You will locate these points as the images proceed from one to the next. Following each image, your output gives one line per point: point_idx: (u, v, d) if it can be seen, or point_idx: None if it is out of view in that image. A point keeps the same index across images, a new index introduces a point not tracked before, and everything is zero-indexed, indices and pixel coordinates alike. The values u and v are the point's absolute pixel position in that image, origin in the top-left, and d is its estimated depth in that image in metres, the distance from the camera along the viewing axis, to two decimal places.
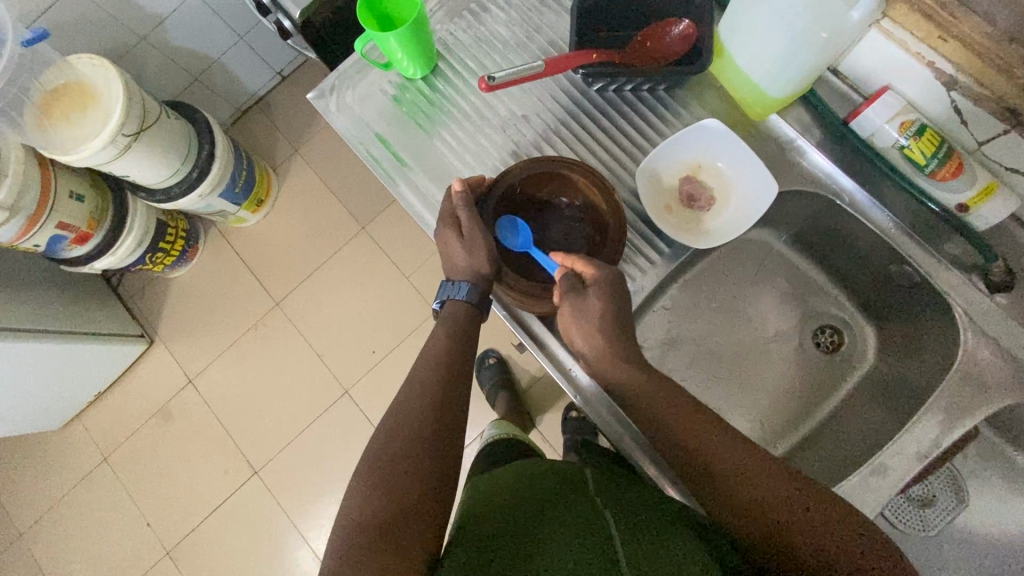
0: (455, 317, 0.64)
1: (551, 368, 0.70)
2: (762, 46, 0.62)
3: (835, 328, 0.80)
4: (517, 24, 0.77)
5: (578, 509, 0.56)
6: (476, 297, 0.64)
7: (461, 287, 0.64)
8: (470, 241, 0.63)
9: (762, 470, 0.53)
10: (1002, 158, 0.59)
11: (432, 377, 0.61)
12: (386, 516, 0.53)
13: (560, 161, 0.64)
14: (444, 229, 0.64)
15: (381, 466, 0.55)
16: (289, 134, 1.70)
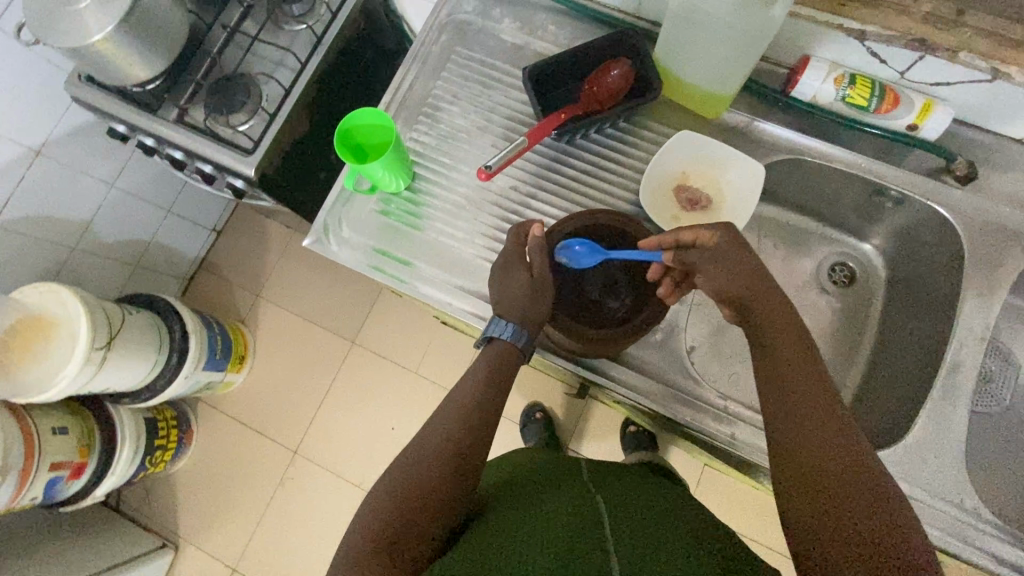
0: (504, 358, 0.65)
1: (637, 400, 0.72)
2: (704, 57, 0.69)
3: (842, 262, 0.88)
4: (471, 111, 0.82)
5: (585, 487, 0.63)
6: (526, 340, 0.66)
7: (518, 332, 0.66)
8: (524, 306, 0.66)
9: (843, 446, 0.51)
10: (925, 79, 0.69)
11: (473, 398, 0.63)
12: (391, 516, 0.55)
13: (599, 216, 0.71)
14: (511, 268, 0.68)
15: (401, 474, 0.57)
16: (244, 283, 1.66)
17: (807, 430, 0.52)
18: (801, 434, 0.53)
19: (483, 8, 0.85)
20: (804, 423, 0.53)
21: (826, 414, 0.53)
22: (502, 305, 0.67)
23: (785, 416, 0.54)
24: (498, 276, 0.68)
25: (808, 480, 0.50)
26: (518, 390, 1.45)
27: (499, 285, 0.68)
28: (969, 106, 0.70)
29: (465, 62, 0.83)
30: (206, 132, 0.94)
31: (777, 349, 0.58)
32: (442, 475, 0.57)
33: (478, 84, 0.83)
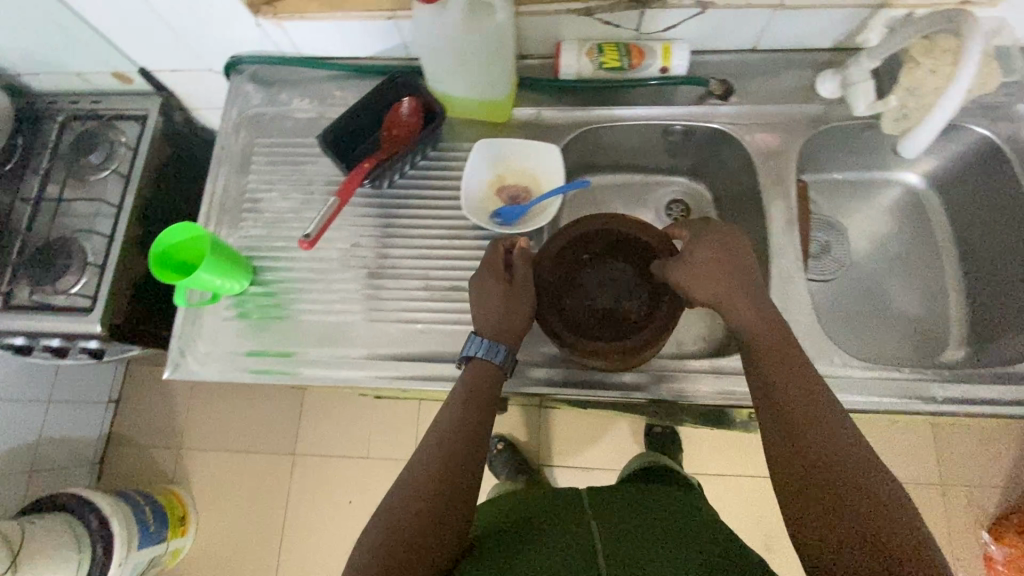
0: (480, 377, 0.66)
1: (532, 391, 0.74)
2: (467, 73, 0.75)
3: (678, 199, 0.94)
4: (290, 190, 0.84)
5: (581, 514, 0.67)
6: (505, 358, 0.67)
7: (496, 349, 0.67)
8: (501, 324, 0.68)
9: (841, 449, 0.54)
10: (657, 28, 0.78)
11: (447, 453, 0.61)
12: (394, 531, 0.56)
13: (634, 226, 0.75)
14: (494, 278, 0.71)
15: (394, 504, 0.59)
16: (161, 441, 1.56)
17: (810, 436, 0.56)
18: (805, 438, 0.56)
19: (269, 97, 0.88)
20: (804, 422, 0.56)
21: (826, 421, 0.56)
22: (484, 320, 0.69)
23: (795, 435, 0.56)
24: (478, 291, 0.70)
25: (812, 481, 0.53)
26: None
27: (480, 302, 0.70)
28: (702, 38, 0.81)
29: (269, 149, 0.86)
30: (39, 307, 0.90)
31: (774, 365, 0.61)
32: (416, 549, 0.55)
33: (288, 165, 0.85)
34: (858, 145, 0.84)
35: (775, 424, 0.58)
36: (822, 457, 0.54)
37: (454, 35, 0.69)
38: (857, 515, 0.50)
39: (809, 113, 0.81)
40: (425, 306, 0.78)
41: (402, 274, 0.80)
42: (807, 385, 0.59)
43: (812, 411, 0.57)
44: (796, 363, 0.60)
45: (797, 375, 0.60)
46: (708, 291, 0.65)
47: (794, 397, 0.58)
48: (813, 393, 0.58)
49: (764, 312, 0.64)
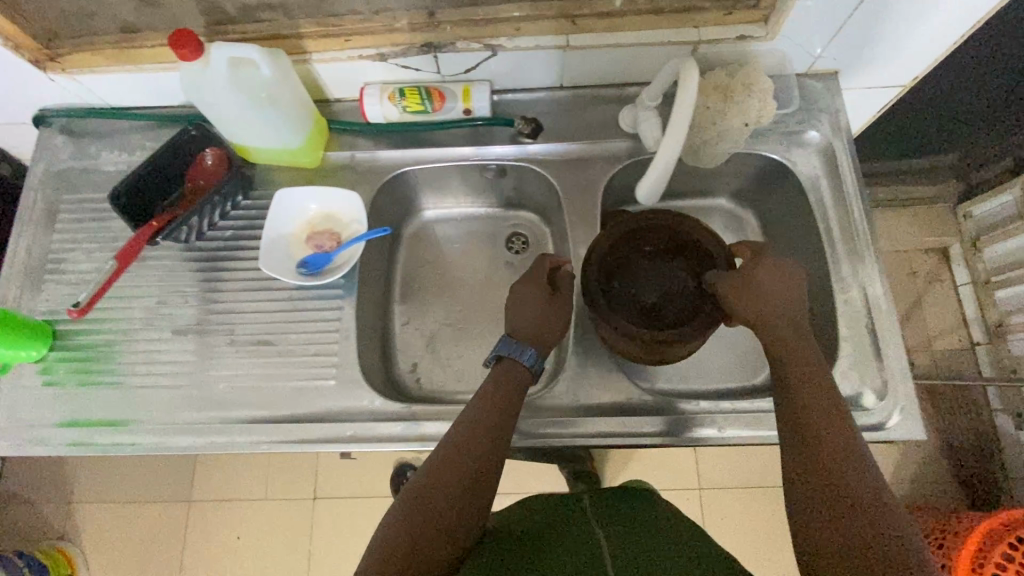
0: (510, 376, 0.68)
1: (327, 447, 0.71)
2: (252, 130, 0.73)
3: (517, 232, 0.95)
4: (94, 248, 0.81)
5: (584, 516, 0.65)
6: (534, 361, 0.70)
7: (525, 351, 0.70)
8: (535, 330, 0.72)
9: (851, 460, 0.57)
10: (456, 70, 0.78)
11: (479, 443, 0.63)
12: (414, 539, 0.56)
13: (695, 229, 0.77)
14: (533, 286, 0.74)
15: (415, 506, 0.59)
16: (48, 496, 1.50)
17: (827, 446, 0.58)
18: (826, 451, 0.58)
19: (78, 151, 0.86)
20: (825, 439, 0.59)
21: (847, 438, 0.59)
22: (516, 323, 0.72)
23: (812, 449, 0.59)
24: (518, 296, 0.73)
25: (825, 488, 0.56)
26: None
27: (519, 309, 0.72)
28: (505, 77, 0.81)
29: (75, 206, 0.83)
30: None
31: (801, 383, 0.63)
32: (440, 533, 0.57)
33: (94, 222, 0.82)
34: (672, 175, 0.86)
35: (796, 439, 0.61)
36: (834, 473, 0.57)
37: (223, 97, 0.67)
38: (859, 529, 0.52)
39: (615, 148, 0.82)
40: (228, 363, 0.76)
41: (205, 331, 0.77)
42: (833, 407, 0.61)
43: (833, 431, 0.59)
44: (821, 386, 0.63)
45: (826, 399, 0.62)
46: (764, 305, 0.68)
47: (819, 418, 0.61)
48: (836, 411, 0.61)
49: (802, 333, 0.67)
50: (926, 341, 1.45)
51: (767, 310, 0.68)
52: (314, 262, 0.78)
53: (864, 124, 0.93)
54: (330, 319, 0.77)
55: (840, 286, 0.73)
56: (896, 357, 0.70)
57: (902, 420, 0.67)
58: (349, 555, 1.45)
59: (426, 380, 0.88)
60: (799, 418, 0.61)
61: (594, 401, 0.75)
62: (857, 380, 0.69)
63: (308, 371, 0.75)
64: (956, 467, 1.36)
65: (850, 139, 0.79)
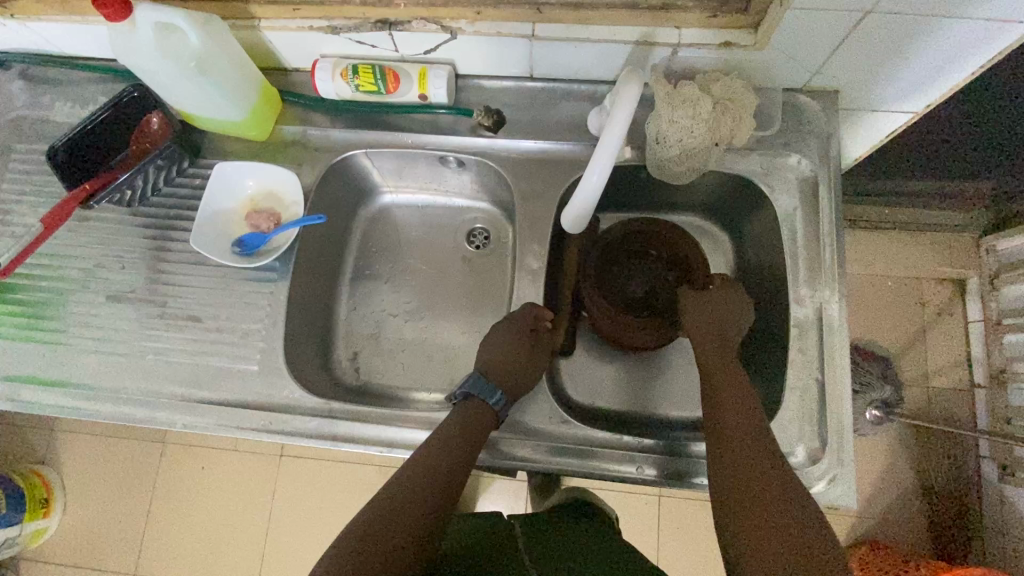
0: (477, 414, 0.68)
1: (240, 433, 0.70)
2: (186, 98, 0.70)
3: (479, 226, 0.91)
4: (39, 202, 0.80)
5: (525, 550, 0.71)
6: (501, 406, 0.69)
7: (493, 393, 0.69)
8: (508, 372, 0.71)
9: (778, 470, 0.56)
10: (414, 51, 0.73)
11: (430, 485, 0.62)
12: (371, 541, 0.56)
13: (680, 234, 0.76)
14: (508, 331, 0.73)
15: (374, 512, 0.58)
16: (34, 422, 1.57)
17: (743, 450, 0.58)
18: (747, 466, 0.56)
19: (33, 99, 0.83)
20: (743, 452, 0.58)
21: (753, 434, 0.59)
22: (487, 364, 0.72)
23: (735, 465, 0.57)
24: (498, 334, 0.73)
25: (742, 485, 0.55)
26: None
27: (497, 351, 0.73)
28: (469, 62, 0.75)
29: (26, 156, 0.82)
30: None
31: (722, 401, 0.63)
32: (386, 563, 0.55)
33: (42, 175, 0.81)
34: (642, 186, 0.80)
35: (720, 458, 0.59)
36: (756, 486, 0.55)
37: (148, 62, 0.64)
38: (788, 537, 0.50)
39: (580, 151, 0.76)
40: (156, 336, 0.75)
41: (139, 301, 0.76)
42: (750, 418, 0.61)
43: (752, 445, 0.58)
44: (740, 402, 0.62)
45: (743, 412, 0.61)
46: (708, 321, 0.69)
47: (737, 431, 0.60)
48: (754, 423, 0.60)
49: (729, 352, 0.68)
50: (923, 377, 1.33)
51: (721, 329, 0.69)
52: (248, 243, 0.76)
53: (867, 149, 0.84)
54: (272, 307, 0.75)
55: (797, 330, 0.68)
56: (843, 416, 0.64)
57: (834, 485, 0.63)
58: (307, 514, 1.49)
59: (366, 370, 0.86)
60: (722, 437, 0.60)
61: (524, 420, 0.73)
62: (795, 435, 0.65)
63: (233, 354, 0.73)
64: (930, 513, 1.28)
65: (837, 167, 0.71)
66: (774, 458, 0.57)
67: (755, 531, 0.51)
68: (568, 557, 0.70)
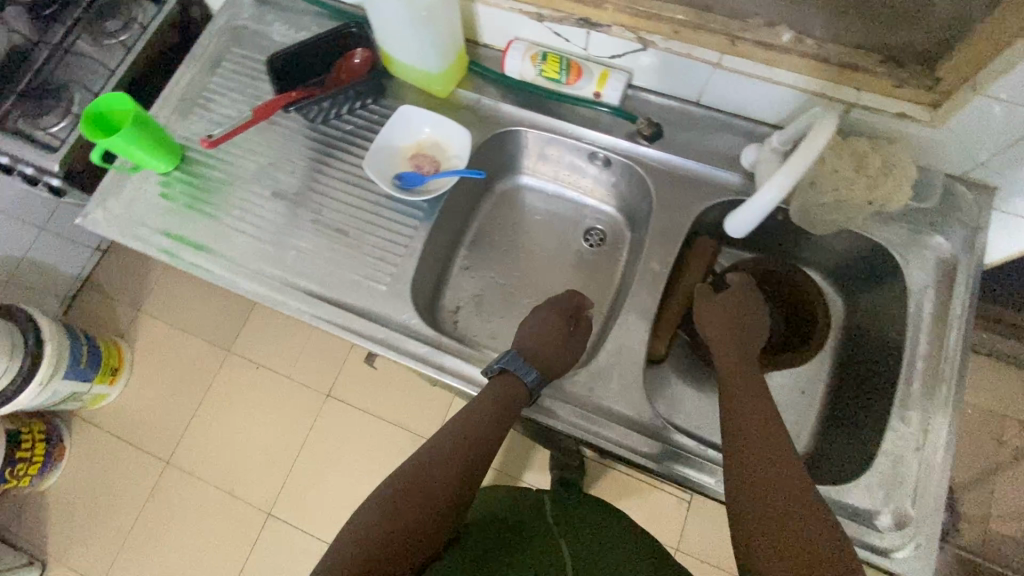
0: (508, 391, 0.71)
1: (355, 339, 0.77)
2: (400, 44, 0.80)
3: (596, 227, 0.96)
4: (239, 99, 0.91)
5: (554, 528, 0.77)
6: (536, 385, 0.71)
7: (529, 371, 0.72)
8: (543, 357, 0.75)
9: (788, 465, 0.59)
10: (602, 53, 0.80)
11: (456, 464, 0.66)
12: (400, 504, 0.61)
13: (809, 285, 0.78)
14: (544, 319, 0.80)
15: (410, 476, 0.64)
16: (125, 298, 1.71)
17: (754, 444, 0.62)
18: (757, 458, 0.60)
19: (257, 15, 0.96)
20: (755, 446, 0.62)
21: (766, 423, 0.64)
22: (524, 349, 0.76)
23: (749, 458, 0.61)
24: (534, 325, 0.80)
25: (750, 468, 0.60)
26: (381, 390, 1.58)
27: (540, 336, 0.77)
28: (647, 74, 0.81)
29: (238, 59, 0.94)
30: (19, 134, 1.02)
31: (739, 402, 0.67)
32: (415, 523, 0.60)
33: (247, 77, 0.92)
34: (772, 228, 0.83)
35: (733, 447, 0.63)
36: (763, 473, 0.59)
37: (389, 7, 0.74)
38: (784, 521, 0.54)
39: (725, 179, 0.80)
40: (304, 235, 0.83)
41: (297, 202, 0.85)
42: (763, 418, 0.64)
43: (765, 441, 0.62)
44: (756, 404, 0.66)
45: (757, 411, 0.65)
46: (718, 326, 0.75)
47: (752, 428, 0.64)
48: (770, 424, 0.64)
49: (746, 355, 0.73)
50: (987, 515, 1.26)
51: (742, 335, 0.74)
52: (405, 179, 0.84)
53: (1005, 256, 0.84)
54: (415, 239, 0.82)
55: (903, 402, 0.68)
56: (934, 497, 0.64)
57: (913, 556, 0.62)
58: (333, 458, 1.54)
59: (462, 325, 0.91)
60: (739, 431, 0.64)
61: (612, 406, 0.73)
62: (880, 500, 0.64)
63: (367, 270, 0.81)
64: None
65: (979, 260, 0.72)
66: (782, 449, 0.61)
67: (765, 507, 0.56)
68: (595, 533, 0.78)
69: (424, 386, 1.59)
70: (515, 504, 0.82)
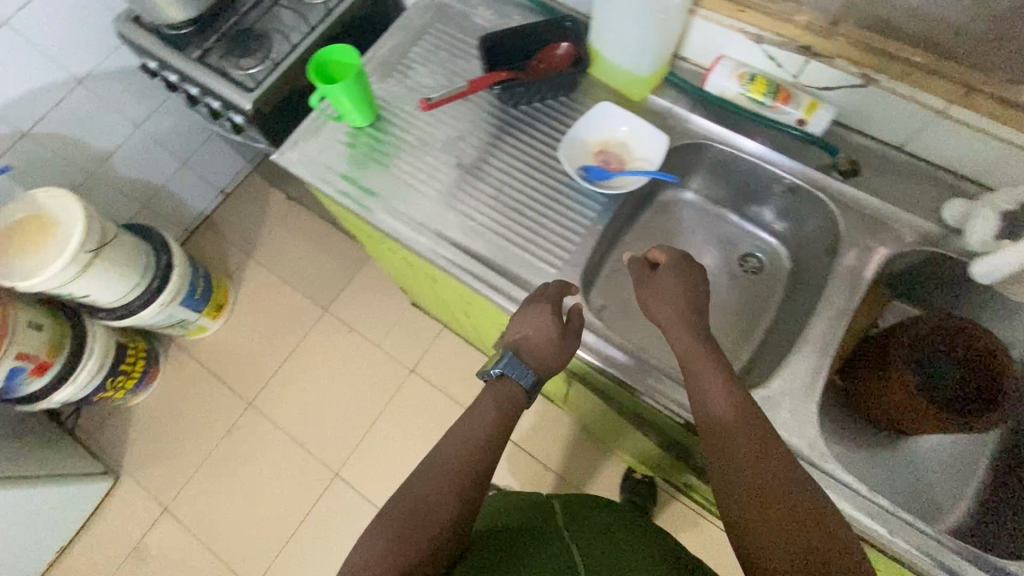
0: (508, 394, 0.73)
1: (524, 315, 0.79)
2: (621, 41, 0.82)
3: (754, 252, 0.95)
4: (437, 72, 0.96)
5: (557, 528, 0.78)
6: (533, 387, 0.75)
7: (525, 373, 0.74)
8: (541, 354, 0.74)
9: (782, 485, 0.58)
10: (814, 83, 0.80)
11: (462, 471, 0.66)
12: (413, 518, 0.62)
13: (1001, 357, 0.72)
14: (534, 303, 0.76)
15: (421, 488, 0.65)
16: (239, 243, 1.82)
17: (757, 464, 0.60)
18: (750, 482, 0.59)
19: None
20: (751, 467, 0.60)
21: (759, 440, 0.61)
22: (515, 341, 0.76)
23: (746, 479, 0.59)
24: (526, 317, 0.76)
25: (748, 492, 0.58)
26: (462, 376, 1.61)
27: (529, 324, 0.75)
28: (853, 111, 0.81)
29: (441, 35, 0.99)
30: (219, 70, 1.10)
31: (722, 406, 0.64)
32: (431, 530, 0.61)
33: (447, 53, 0.97)
34: (955, 288, 0.81)
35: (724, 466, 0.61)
36: (763, 497, 0.58)
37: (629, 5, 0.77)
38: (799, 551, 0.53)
39: (919, 229, 0.79)
40: (484, 207, 0.86)
41: (481, 175, 0.88)
42: (747, 427, 0.62)
43: (761, 463, 0.60)
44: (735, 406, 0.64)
45: (737, 422, 0.63)
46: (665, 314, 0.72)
47: (737, 446, 0.61)
48: (762, 437, 0.62)
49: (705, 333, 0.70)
50: None
51: (694, 317, 0.71)
52: (592, 172, 0.85)
53: None
54: (592, 233, 0.84)
55: None
56: None
57: None
58: (404, 433, 1.57)
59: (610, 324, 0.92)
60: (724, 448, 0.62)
61: (781, 434, 0.70)
62: None
63: (542, 253, 0.83)
64: None
65: None
66: (772, 463, 0.60)
67: (772, 534, 0.55)
68: (602, 532, 0.78)
69: None
70: (517, 513, 0.82)
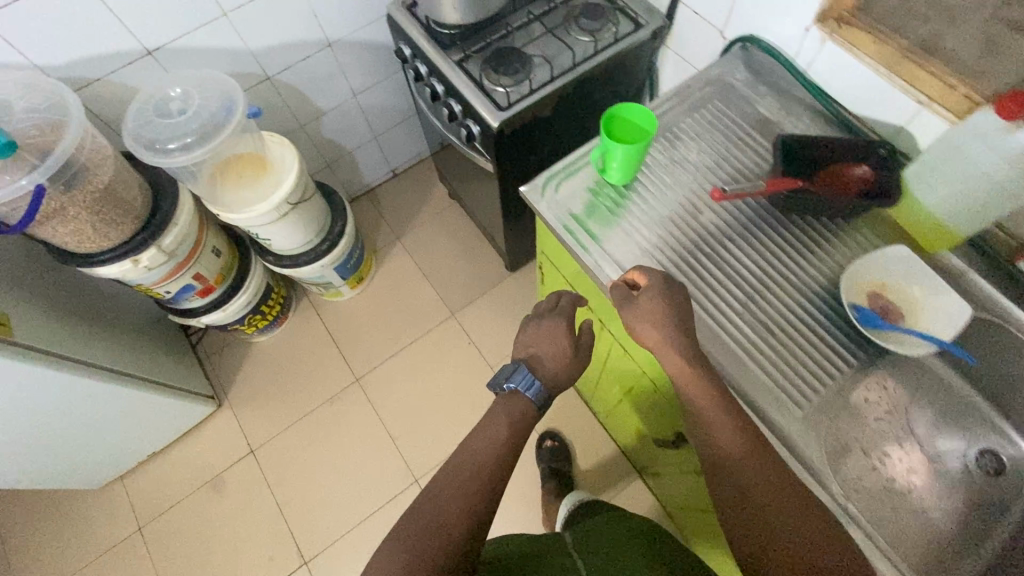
0: (517, 404, 0.83)
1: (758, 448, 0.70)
2: (959, 191, 0.76)
3: (993, 452, 0.82)
4: (707, 151, 0.91)
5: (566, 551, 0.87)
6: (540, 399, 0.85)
7: (530, 385, 0.84)
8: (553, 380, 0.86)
9: (772, 482, 0.68)
10: None
11: (472, 483, 0.74)
12: (438, 525, 0.70)
13: None
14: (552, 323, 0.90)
15: (438, 499, 0.73)
16: (392, 223, 1.87)
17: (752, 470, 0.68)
18: (747, 488, 0.68)
19: (751, 83, 0.96)
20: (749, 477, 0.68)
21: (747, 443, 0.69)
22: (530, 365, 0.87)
23: (743, 482, 0.69)
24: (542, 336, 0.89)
25: (745, 498, 0.69)
26: (567, 428, 1.56)
27: (544, 343, 0.88)
28: None
29: (718, 114, 0.94)
30: (475, 79, 1.11)
31: (714, 418, 0.70)
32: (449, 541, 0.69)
33: (722, 134, 0.92)
34: None
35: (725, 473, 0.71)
36: (756, 497, 0.68)
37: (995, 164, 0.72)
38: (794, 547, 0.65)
39: None
40: (726, 310, 0.79)
41: (730, 274, 0.82)
42: (734, 431, 0.70)
43: (755, 469, 0.68)
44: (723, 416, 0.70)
45: (726, 429, 0.70)
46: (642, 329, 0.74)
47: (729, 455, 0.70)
48: (752, 442, 0.69)
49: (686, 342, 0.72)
50: None
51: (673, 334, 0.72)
52: (866, 320, 0.76)
53: None
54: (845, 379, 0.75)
55: None
56: None
57: None
58: None
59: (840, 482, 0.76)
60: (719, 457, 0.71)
61: None
62: None
63: (784, 381, 0.75)
64: None
65: None
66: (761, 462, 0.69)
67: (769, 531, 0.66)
68: (607, 551, 0.87)
69: (606, 449, 1.54)
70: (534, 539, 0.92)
